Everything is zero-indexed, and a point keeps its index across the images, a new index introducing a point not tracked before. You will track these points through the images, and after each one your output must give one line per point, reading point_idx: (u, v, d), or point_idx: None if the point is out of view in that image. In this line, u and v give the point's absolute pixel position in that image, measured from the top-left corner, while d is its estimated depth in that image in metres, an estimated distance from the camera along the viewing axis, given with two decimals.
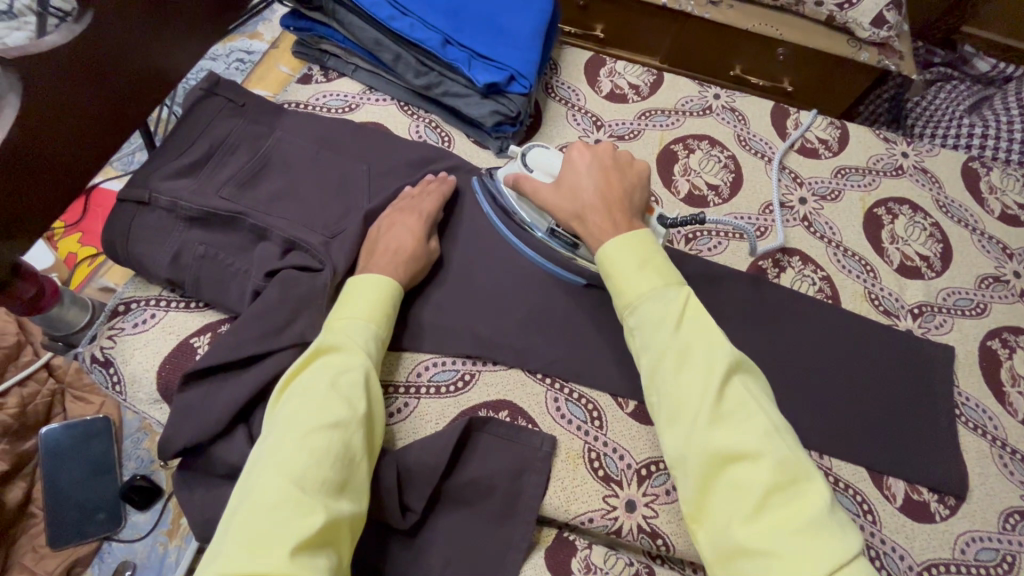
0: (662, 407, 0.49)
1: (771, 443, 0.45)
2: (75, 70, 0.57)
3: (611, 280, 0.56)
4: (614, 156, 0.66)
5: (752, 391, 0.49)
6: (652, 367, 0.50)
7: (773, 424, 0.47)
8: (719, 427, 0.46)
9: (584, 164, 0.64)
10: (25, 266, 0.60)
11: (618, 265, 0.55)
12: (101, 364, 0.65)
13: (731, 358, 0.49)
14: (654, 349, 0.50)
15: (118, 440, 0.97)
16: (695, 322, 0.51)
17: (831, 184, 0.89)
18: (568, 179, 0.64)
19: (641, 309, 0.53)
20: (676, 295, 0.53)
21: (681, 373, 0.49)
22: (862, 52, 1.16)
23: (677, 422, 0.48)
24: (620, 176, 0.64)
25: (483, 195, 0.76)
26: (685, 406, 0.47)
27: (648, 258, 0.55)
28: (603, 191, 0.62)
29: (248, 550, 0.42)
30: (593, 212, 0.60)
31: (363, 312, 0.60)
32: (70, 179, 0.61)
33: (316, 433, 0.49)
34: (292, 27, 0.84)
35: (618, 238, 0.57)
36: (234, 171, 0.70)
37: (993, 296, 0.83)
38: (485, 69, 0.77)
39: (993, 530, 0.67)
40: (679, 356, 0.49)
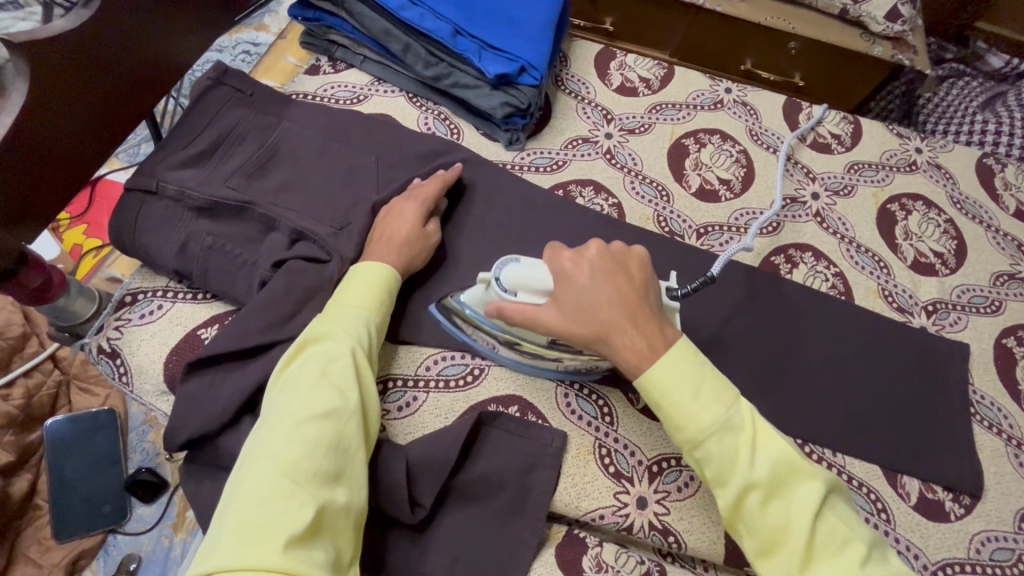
0: (752, 538, 0.48)
1: (871, 565, 0.45)
2: (83, 56, 0.56)
3: (666, 414, 0.50)
4: (609, 253, 0.57)
5: (836, 506, 0.48)
6: (735, 503, 0.47)
7: (866, 540, 0.46)
8: (818, 557, 0.45)
9: (584, 275, 0.55)
10: (32, 255, 0.60)
11: (674, 397, 0.50)
12: (108, 355, 0.64)
13: (813, 482, 0.47)
14: (734, 487, 0.47)
15: (123, 432, 0.96)
16: (769, 448, 0.48)
17: (844, 179, 0.88)
18: (569, 297, 0.55)
19: (711, 447, 0.48)
20: (740, 417, 0.49)
21: (768, 505, 0.47)
22: (875, 46, 1.14)
23: (774, 554, 0.46)
24: (629, 277, 0.56)
25: (454, 328, 0.67)
26: (782, 541, 0.46)
27: (704, 379, 0.50)
28: (619, 305, 0.54)
29: (240, 542, 0.42)
30: (620, 333, 0.53)
31: (355, 300, 0.59)
32: (77, 167, 0.60)
33: (307, 424, 0.48)
34: (300, 17, 0.83)
35: (662, 362, 0.51)
36: (242, 161, 0.69)
37: (1008, 294, 0.82)
38: (495, 60, 0.76)
39: (1008, 530, 0.66)
40: (765, 488, 0.47)
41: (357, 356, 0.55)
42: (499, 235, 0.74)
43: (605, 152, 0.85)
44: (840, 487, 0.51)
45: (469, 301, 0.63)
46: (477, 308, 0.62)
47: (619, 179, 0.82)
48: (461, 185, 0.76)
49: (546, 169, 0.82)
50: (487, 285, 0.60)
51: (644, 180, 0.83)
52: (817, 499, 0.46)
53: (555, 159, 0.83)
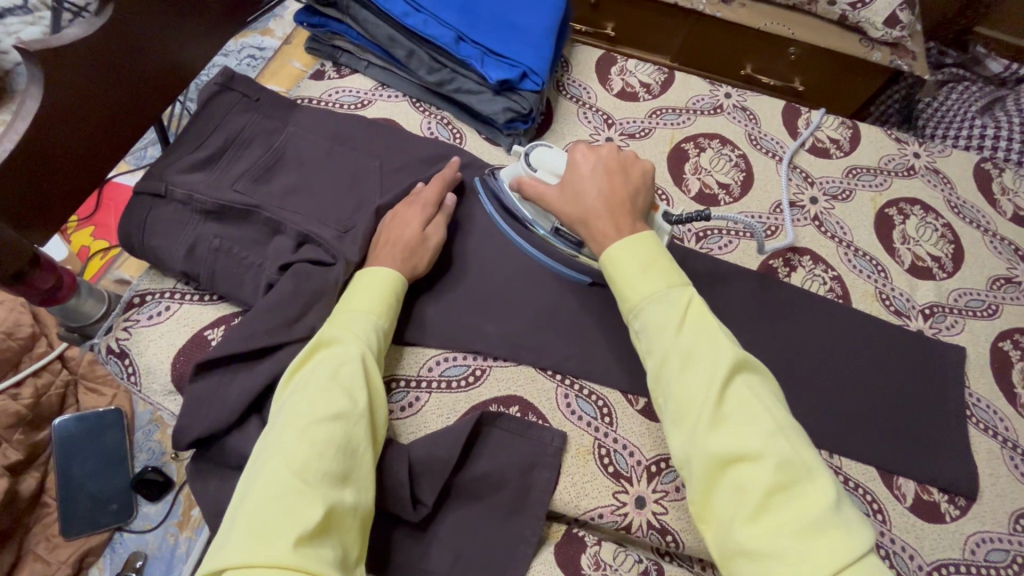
0: (667, 407, 0.50)
1: (774, 442, 0.45)
2: (95, 63, 0.57)
3: (614, 284, 0.55)
4: (618, 158, 0.64)
5: (755, 390, 0.48)
6: (658, 368, 0.50)
7: (777, 422, 0.46)
8: (723, 425, 0.46)
9: (587, 167, 0.63)
10: (45, 257, 0.61)
11: (620, 268, 0.55)
12: (116, 355, 0.65)
13: (733, 357, 0.49)
14: (658, 351, 0.50)
15: (130, 431, 0.97)
16: (698, 324, 0.50)
17: (842, 183, 0.88)
18: (570, 182, 0.63)
19: (646, 313, 0.52)
20: (678, 297, 0.52)
21: (685, 372, 0.49)
22: (874, 52, 1.15)
23: (682, 420, 0.48)
24: (627, 180, 0.63)
25: (486, 195, 0.76)
26: (689, 405, 0.47)
27: (650, 260, 0.54)
28: (607, 196, 0.60)
29: (252, 539, 0.43)
30: (597, 218, 0.59)
31: (365, 306, 0.60)
32: (88, 171, 0.61)
33: (317, 425, 0.49)
34: (305, 23, 0.85)
35: (622, 242, 0.56)
36: (248, 165, 0.70)
37: (1005, 298, 0.83)
38: (497, 65, 0.77)
39: (1003, 531, 0.67)
40: (685, 355, 0.49)
41: (366, 359, 0.57)
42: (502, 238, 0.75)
43: None
44: (770, 386, 0.51)
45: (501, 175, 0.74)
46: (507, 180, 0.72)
47: None
48: (464, 189, 0.77)
49: None
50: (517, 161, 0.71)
51: None
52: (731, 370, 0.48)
53: None
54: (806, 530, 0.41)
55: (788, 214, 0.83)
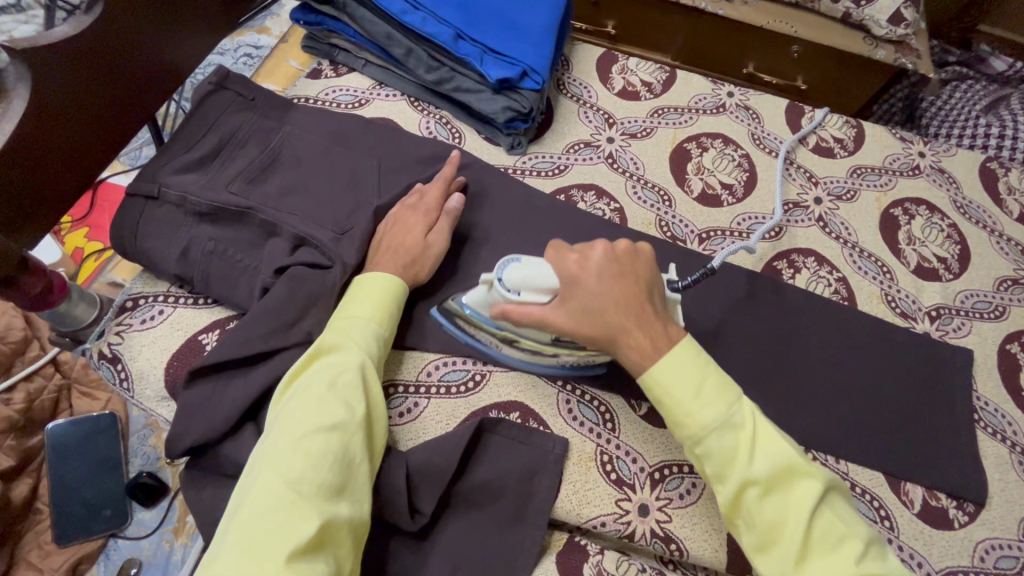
0: (751, 534, 0.49)
1: (869, 561, 0.46)
2: (84, 61, 0.56)
3: (667, 410, 0.52)
4: (617, 251, 0.56)
5: (834, 501, 0.49)
6: (735, 499, 0.49)
7: (863, 535, 0.48)
8: (816, 553, 0.47)
9: (589, 278, 0.55)
10: (33, 261, 0.60)
11: (675, 394, 0.51)
12: (109, 360, 0.64)
13: (810, 479, 0.48)
14: (733, 483, 0.49)
15: (124, 436, 0.96)
16: (768, 446, 0.49)
17: (847, 183, 0.87)
18: (575, 299, 0.55)
19: (709, 443, 0.50)
20: (740, 415, 0.51)
21: (767, 499, 0.48)
22: (878, 50, 1.14)
23: (773, 551, 0.48)
24: (635, 276, 0.56)
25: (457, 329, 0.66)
26: (779, 537, 0.47)
27: (706, 378, 0.52)
28: (625, 308, 0.54)
29: (245, 553, 0.42)
30: (626, 336, 0.54)
31: (365, 312, 0.59)
32: (79, 173, 0.60)
33: (314, 435, 0.48)
34: (302, 20, 0.83)
35: (666, 360, 0.52)
36: (243, 166, 0.69)
37: (1013, 299, 0.82)
38: (497, 64, 0.76)
39: (1013, 538, 0.66)
40: (764, 484, 0.48)
41: (366, 367, 0.55)
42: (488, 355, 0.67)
43: (607, 156, 0.84)
44: (837, 482, 0.52)
45: (470, 301, 0.62)
46: (479, 309, 0.62)
47: (621, 184, 0.82)
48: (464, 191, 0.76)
49: (548, 173, 0.81)
50: (488, 287, 0.60)
51: (647, 185, 0.83)
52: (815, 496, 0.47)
53: (557, 163, 0.83)
54: None
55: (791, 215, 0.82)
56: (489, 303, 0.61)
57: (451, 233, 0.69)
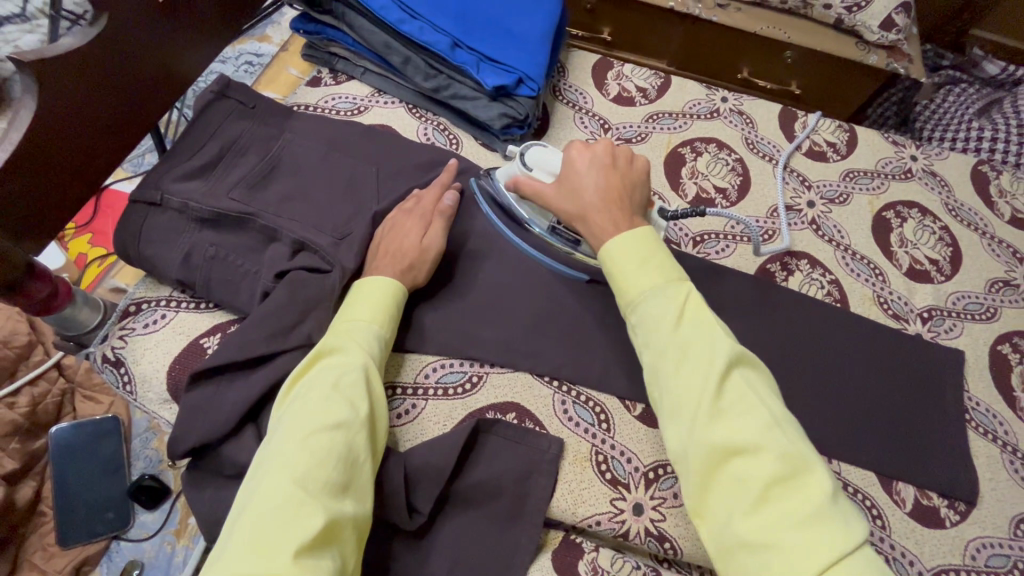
0: (664, 403, 0.49)
1: (772, 435, 0.45)
2: (90, 72, 0.57)
3: (613, 280, 0.55)
4: (613, 152, 0.63)
5: (749, 380, 0.49)
6: (655, 362, 0.50)
7: (773, 413, 0.47)
8: (722, 419, 0.46)
9: (584, 162, 0.63)
10: (39, 267, 0.61)
11: (619, 264, 0.55)
12: (112, 364, 0.65)
13: (729, 351, 0.49)
14: (655, 347, 0.50)
15: (127, 440, 0.97)
16: (695, 319, 0.50)
17: (839, 187, 0.88)
18: (568, 178, 0.63)
19: (642, 308, 0.52)
20: (676, 291, 0.52)
21: (684, 366, 0.49)
22: (871, 55, 1.16)
23: (678, 414, 0.48)
24: (623, 175, 0.62)
25: (483, 196, 0.76)
26: (686, 401, 0.47)
27: (648, 256, 0.54)
28: (603, 190, 0.60)
29: (253, 550, 0.43)
30: (594, 211, 0.59)
31: (366, 314, 0.60)
32: (84, 180, 0.61)
33: (318, 434, 0.49)
34: (301, 30, 0.85)
35: (620, 238, 0.56)
36: (244, 173, 0.70)
37: (1004, 301, 0.83)
38: (493, 72, 0.77)
39: (1004, 536, 0.67)
40: (682, 350, 0.49)
41: (368, 368, 0.57)
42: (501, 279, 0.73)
43: None
44: (764, 375, 0.51)
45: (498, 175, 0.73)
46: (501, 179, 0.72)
47: None
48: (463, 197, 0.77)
49: None
50: (513, 161, 0.70)
51: None
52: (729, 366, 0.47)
53: None
54: (805, 518, 0.41)
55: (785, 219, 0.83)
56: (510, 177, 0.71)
57: (446, 234, 0.70)
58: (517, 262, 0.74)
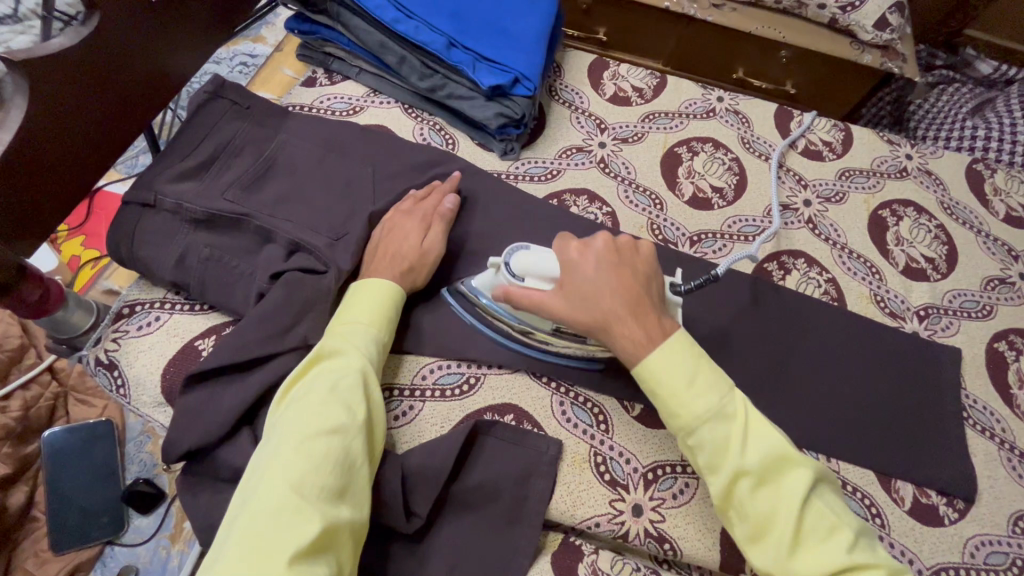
0: (743, 524, 0.50)
1: (858, 551, 0.48)
2: (81, 72, 0.57)
3: (661, 402, 0.53)
4: (616, 245, 0.59)
5: (822, 493, 0.51)
6: (728, 488, 0.50)
7: (852, 526, 0.49)
8: (807, 539, 0.48)
9: (589, 266, 0.57)
10: (30, 268, 0.60)
11: (667, 383, 0.52)
12: (105, 367, 0.64)
13: (803, 470, 0.50)
14: (727, 474, 0.50)
15: (121, 444, 0.96)
16: (762, 439, 0.50)
17: (835, 186, 0.89)
18: (574, 286, 0.57)
19: (704, 434, 0.51)
20: (734, 406, 0.52)
21: (760, 489, 0.49)
22: (865, 54, 1.16)
23: (767, 542, 0.49)
24: (633, 271, 0.58)
25: (463, 307, 0.69)
26: (771, 526, 0.49)
27: (700, 370, 0.53)
28: (621, 295, 0.55)
29: (248, 556, 0.42)
30: (621, 324, 0.55)
31: (364, 317, 0.60)
32: (75, 181, 0.60)
33: (316, 438, 0.49)
34: (296, 30, 0.84)
35: (661, 349, 0.53)
36: (239, 174, 0.70)
37: (1000, 298, 0.83)
38: (489, 71, 0.77)
39: (1002, 533, 0.67)
40: (757, 475, 0.49)
41: (366, 372, 0.56)
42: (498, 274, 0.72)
43: (599, 161, 0.86)
44: (823, 474, 0.53)
45: (481, 286, 0.66)
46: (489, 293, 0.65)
47: (612, 188, 0.83)
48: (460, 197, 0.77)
49: (541, 178, 0.83)
50: (497, 269, 0.63)
51: (639, 189, 0.84)
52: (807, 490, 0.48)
53: (549, 168, 0.84)
54: None
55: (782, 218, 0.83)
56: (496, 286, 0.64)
57: (445, 235, 0.70)
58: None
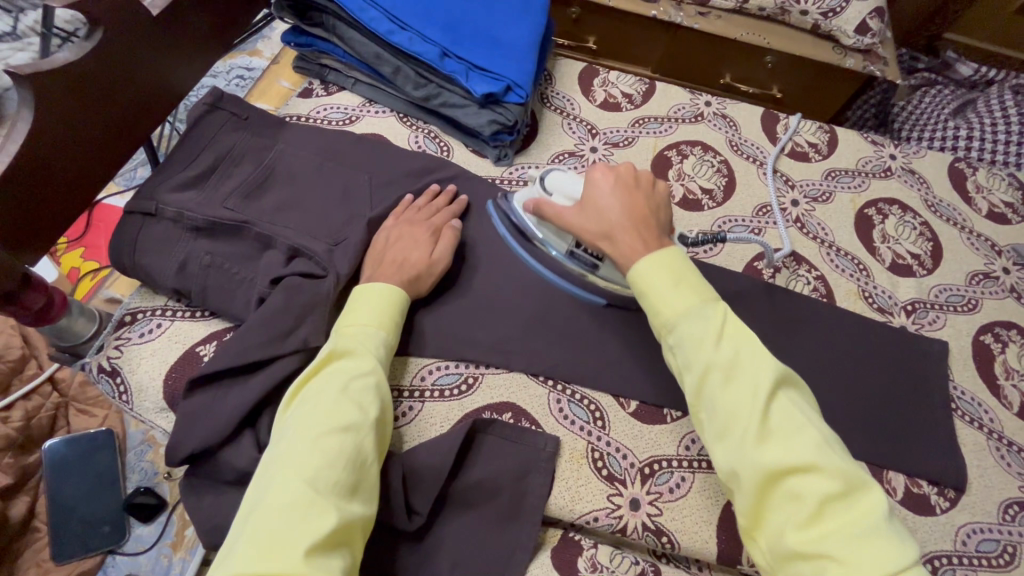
0: (711, 423, 0.50)
1: (825, 457, 0.46)
2: (83, 84, 0.58)
3: (646, 300, 0.56)
4: (635, 176, 0.65)
5: (793, 398, 0.50)
6: (699, 384, 0.50)
7: (821, 430, 0.48)
8: (771, 438, 0.47)
9: (607, 185, 0.63)
10: (34, 276, 0.61)
11: (651, 284, 0.55)
12: (108, 374, 0.65)
13: (777, 371, 0.50)
14: (698, 368, 0.50)
15: (122, 452, 0.97)
16: (735, 336, 0.51)
17: (822, 186, 0.91)
18: (590, 200, 0.63)
19: (681, 328, 0.53)
20: (713, 310, 0.53)
21: (729, 385, 0.49)
22: (847, 59, 1.18)
23: (729, 434, 0.48)
24: (644, 195, 0.63)
25: (497, 216, 0.77)
26: (735, 421, 0.48)
27: (680, 275, 0.55)
28: (628, 209, 0.61)
29: (264, 550, 0.43)
30: (621, 231, 0.60)
31: (373, 319, 0.61)
32: (80, 190, 0.62)
33: (329, 436, 0.50)
34: (293, 42, 0.86)
35: (652, 258, 0.56)
36: (239, 182, 0.71)
37: (984, 292, 0.85)
38: (482, 80, 0.79)
39: (993, 521, 0.68)
40: (726, 369, 0.50)
41: (377, 373, 0.57)
42: (502, 277, 0.74)
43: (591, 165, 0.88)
44: (802, 390, 0.53)
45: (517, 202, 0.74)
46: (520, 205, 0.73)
47: None
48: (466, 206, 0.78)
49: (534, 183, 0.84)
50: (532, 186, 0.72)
51: None
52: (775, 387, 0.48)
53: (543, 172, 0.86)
54: (865, 535, 0.43)
55: (775, 218, 0.85)
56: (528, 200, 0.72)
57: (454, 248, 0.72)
58: (512, 264, 0.75)
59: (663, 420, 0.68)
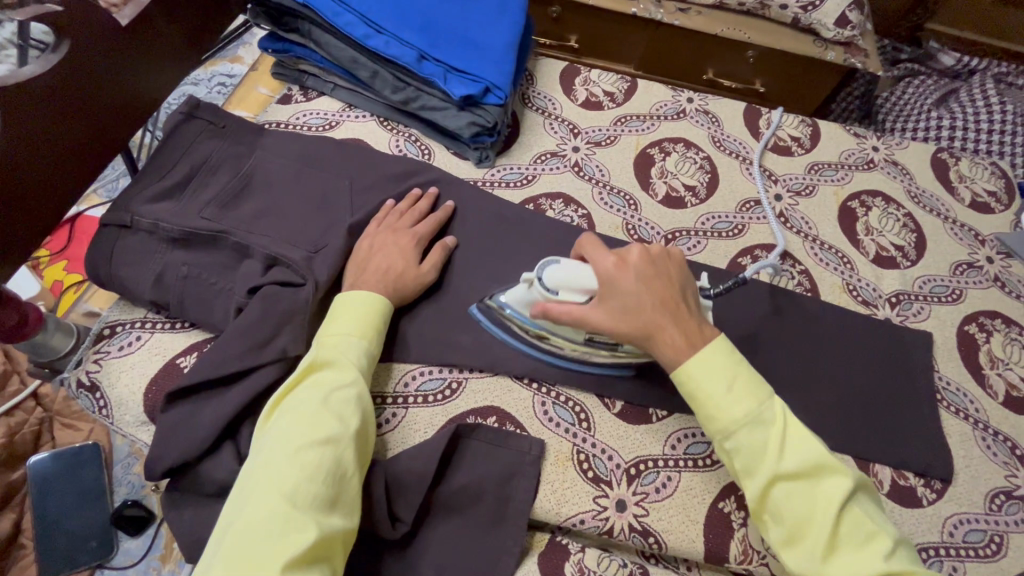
0: (778, 527, 0.52)
1: (895, 559, 0.49)
2: (50, 97, 0.57)
3: (700, 405, 0.56)
4: (650, 260, 0.59)
5: (859, 500, 0.52)
6: (764, 492, 0.52)
7: (889, 533, 0.51)
8: (842, 547, 0.50)
9: (628, 278, 0.58)
10: (6, 293, 0.61)
11: (706, 387, 0.55)
12: (87, 389, 0.65)
13: (844, 476, 0.51)
14: (763, 477, 0.52)
15: (109, 466, 0.96)
16: (799, 441, 0.53)
17: (805, 179, 0.91)
18: (614, 298, 0.58)
19: (739, 437, 0.53)
20: (772, 412, 0.54)
21: (794, 493, 0.51)
22: (828, 51, 1.19)
23: (799, 543, 0.51)
24: (666, 281, 0.59)
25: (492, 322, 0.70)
26: (806, 530, 0.51)
27: (736, 376, 0.55)
28: (659, 303, 0.57)
29: (240, 566, 0.43)
30: (664, 329, 0.57)
31: (354, 329, 0.61)
32: (52, 204, 0.61)
33: (308, 449, 0.50)
34: (270, 49, 0.86)
35: (699, 356, 0.56)
36: (216, 192, 0.71)
37: (968, 282, 0.85)
38: (460, 82, 0.78)
39: (979, 511, 0.68)
40: (793, 478, 0.51)
41: (358, 384, 0.57)
42: (485, 280, 0.74)
43: (573, 165, 0.87)
44: (865, 486, 0.55)
45: (512, 299, 0.66)
46: (522, 306, 0.65)
47: (587, 190, 0.85)
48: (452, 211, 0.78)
49: (516, 184, 0.84)
50: (530, 285, 0.63)
51: (613, 191, 0.86)
52: (843, 496, 0.50)
53: (524, 173, 0.85)
54: None
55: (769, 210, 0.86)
56: (530, 301, 0.64)
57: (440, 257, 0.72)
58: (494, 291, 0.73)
59: (648, 419, 0.68)
